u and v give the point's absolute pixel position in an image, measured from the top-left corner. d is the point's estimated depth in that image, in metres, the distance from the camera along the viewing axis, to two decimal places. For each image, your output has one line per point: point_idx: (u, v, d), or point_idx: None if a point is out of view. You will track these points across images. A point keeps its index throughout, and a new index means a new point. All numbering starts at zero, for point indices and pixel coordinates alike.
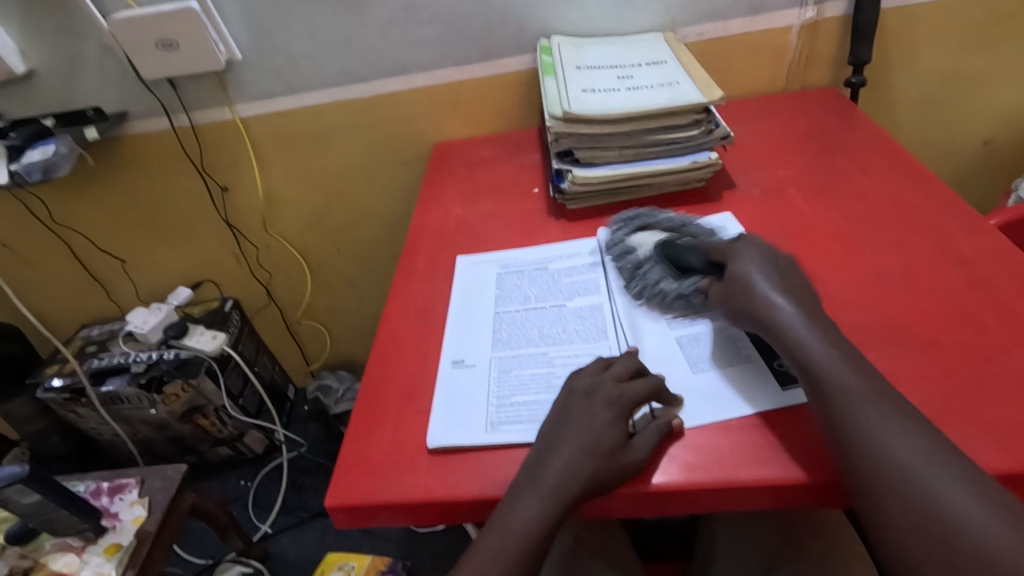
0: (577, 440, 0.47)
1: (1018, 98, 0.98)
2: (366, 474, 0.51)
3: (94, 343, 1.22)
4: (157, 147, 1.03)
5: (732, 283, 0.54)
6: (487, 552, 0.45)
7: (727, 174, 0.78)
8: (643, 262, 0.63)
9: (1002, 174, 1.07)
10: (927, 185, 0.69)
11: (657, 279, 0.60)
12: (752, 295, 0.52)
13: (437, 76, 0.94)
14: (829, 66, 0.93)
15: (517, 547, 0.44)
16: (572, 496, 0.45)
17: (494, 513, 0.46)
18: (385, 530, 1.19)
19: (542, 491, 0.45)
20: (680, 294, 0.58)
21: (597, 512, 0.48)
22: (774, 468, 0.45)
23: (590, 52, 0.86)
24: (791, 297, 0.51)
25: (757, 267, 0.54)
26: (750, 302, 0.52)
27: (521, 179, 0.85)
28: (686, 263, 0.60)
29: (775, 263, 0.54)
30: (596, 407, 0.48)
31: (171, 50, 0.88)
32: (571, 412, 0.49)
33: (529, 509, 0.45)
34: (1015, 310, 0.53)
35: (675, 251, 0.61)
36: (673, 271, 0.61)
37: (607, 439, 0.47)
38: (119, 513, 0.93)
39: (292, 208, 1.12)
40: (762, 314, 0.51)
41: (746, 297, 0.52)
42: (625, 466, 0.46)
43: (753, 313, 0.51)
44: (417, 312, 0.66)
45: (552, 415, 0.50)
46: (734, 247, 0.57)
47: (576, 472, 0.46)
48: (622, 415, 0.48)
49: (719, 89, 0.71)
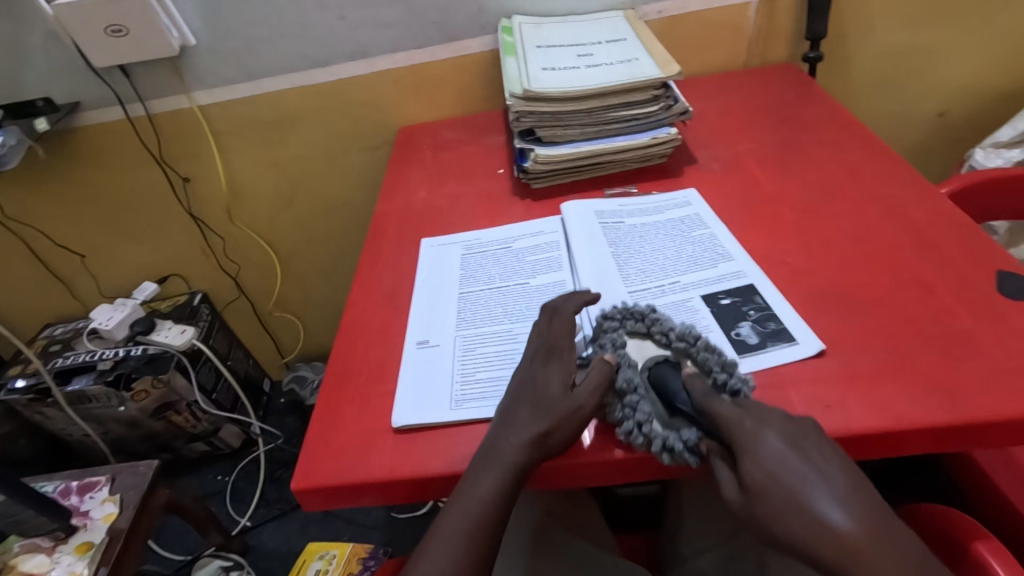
0: (530, 398, 0.48)
1: (970, 70, 1.00)
2: (332, 455, 0.51)
3: (58, 342, 1.19)
4: (113, 138, 1.01)
5: (748, 483, 0.40)
6: (451, 522, 0.45)
7: (689, 149, 0.79)
8: (630, 387, 0.48)
9: (957, 146, 1.10)
10: (881, 156, 0.71)
11: (647, 414, 0.47)
12: (794, 502, 0.38)
13: (399, 59, 0.93)
14: (788, 42, 0.94)
15: (483, 514, 0.45)
16: (532, 453, 0.46)
17: (458, 484, 0.46)
18: (366, 518, 1.20)
19: (504, 455, 0.46)
20: (669, 448, 0.45)
21: (564, 481, 0.49)
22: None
23: (550, 31, 0.85)
24: (842, 495, 0.38)
25: (789, 467, 0.40)
26: (757, 479, 0.40)
27: (487, 161, 0.85)
28: (676, 403, 0.47)
29: (804, 449, 0.40)
30: (546, 369, 0.50)
31: (121, 36, 0.86)
32: (524, 379, 0.50)
33: (492, 473, 0.45)
34: (960, 272, 0.55)
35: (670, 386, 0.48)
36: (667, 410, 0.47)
37: (558, 392, 0.48)
38: (90, 511, 0.92)
39: (257, 197, 1.11)
40: (784, 538, 0.38)
41: (767, 505, 0.39)
42: (581, 420, 0.47)
43: (784, 536, 0.38)
44: (382, 295, 0.66)
45: (510, 385, 0.51)
46: (744, 429, 0.42)
47: (533, 427, 0.46)
48: (572, 370, 0.50)
49: (677, 64, 0.72)
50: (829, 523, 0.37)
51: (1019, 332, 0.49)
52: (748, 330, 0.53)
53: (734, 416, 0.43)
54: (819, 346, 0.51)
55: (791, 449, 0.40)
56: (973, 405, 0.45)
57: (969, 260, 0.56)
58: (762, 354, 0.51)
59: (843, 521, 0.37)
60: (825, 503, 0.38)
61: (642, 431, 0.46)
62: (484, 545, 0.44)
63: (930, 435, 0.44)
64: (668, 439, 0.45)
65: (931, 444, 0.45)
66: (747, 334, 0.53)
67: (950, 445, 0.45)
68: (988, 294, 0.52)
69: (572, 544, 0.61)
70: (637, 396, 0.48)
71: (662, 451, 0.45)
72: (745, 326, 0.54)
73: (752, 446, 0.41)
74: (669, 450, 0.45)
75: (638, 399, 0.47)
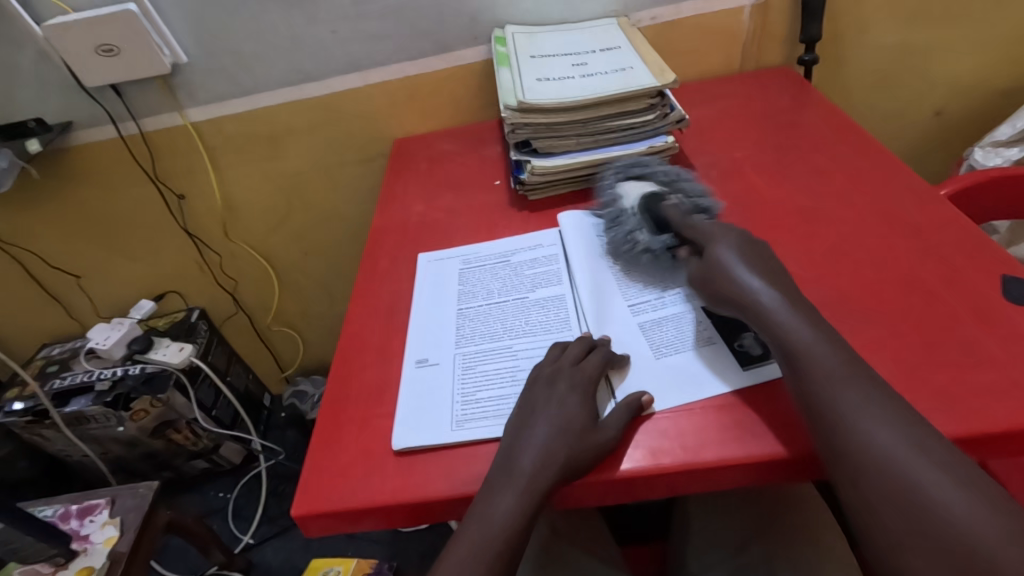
0: (544, 425, 0.48)
1: (967, 68, 1.00)
2: (333, 480, 0.50)
3: (55, 363, 1.18)
4: (106, 157, 1.00)
5: (710, 260, 0.53)
6: (462, 552, 0.44)
7: (686, 157, 0.79)
8: (625, 212, 0.64)
9: (955, 144, 1.10)
10: (879, 159, 0.70)
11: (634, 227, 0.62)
12: (728, 280, 0.51)
13: (393, 72, 0.93)
14: (783, 45, 0.93)
15: (498, 544, 0.44)
16: (548, 482, 0.45)
17: (468, 512, 0.46)
18: (370, 532, 1.19)
19: (517, 483, 0.45)
20: (649, 247, 0.60)
21: (576, 503, 0.48)
22: (738, 446, 0.45)
23: (544, 40, 0.85)
24: (765, 276, 0.51)
25: (738, 255, 0.53)
26: (718, 269, 0.52)
27: (483, 172, 0.84)
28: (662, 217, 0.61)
29: (754, 250, 0.53)
30: (560, 393, 0.49)
31: (112, 55, 0.85)
32: (535, 404, 0.49)
33: (506, 502, 0.44)
34: (963, 277, 0.54)
35: (652, 207, 0.63)
36: (652, 223, 0.62)
37: (574, 420, 0.48)
38: (90, 535, 0.91)
39: (252, 212, 1.10)
40: (731, 295, 0.51)
41: (716, 275, 0.52)
42: (596, 445, 0.46)
43: (719, 291, 0.52)
44: (381, 312, 0.65)
45: (520, 409, 0.50)
46: (707, 231, 0.56)
47: (548, 455, 0.46)
48: (587, 396, 0.49)
49: (672, 72, 0.71)
50: (757, 294, 0.49)
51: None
52: (751, 340, 0.52)
53: (685, 219, 0.59)
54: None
55: (739, 245, 0.53)
56: (980, 416, 0.44)
57: (973, 264, 0.55)
58: (767, 366, 0.50)
59: (790, 315, 0.47)
60: (777, 300, 0.49)
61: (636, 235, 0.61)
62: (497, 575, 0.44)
63: None
64: (648, 242, 0.60)
65: None
66: (750, 345, 0.52)
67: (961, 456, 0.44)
68: (993, 300, 0.52)
69: (578, 563, 0.60)
70: (627, 215, 0.64)
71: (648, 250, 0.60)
72: (748, 336, 0.53)
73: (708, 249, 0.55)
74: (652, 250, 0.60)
75: (629, 216, 0.63)
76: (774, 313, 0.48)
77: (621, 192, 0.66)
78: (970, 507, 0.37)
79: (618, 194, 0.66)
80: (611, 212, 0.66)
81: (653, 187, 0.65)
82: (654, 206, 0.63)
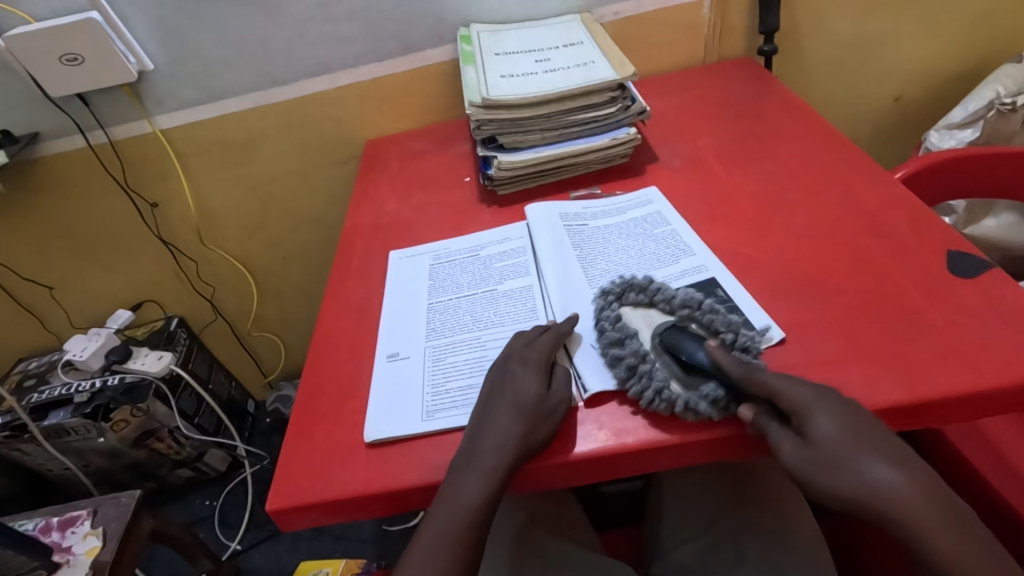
0: (503, 404, 0.49)
1: (922, 54, 1.03)
2: (307, 474, 0.51)
3: (33, 376, 1.17)
4: (75, 167, 1.00)
5: (815, 442, 0.42)
6: (435, 534, 0.45)
7: (651, 148, 0.80)
8: (648, 353, 0.51)
9: (914, 128, 1.13)
10: (835, 144, 0.72)
11: (665, 379, 0.48)
12: (847, 468, 0.41)
13: (361, 73, 0.93)
14: (744, 37, 0.96)
15: (468, 524, 0.45)
16: (510, 458, 0.46)
17: (434, 496, 0.47)
18: (358, 533, 1.19)
19: (479, 463, 0.46)
20: (706, 402, 0.46)
21: (544, 486, 0.50)
22: (698, 423, 0.47)
23: (508, 38, 0.86)
24: (889, 457, 0.41)
25: (848, 439, 0.41)
26: (854, 475, 0.40)
27: (453, 170, 0.86)
28: (693, 362, 0.49)
29: (856, 426, 0.42)
30: (514, 368, 0.51)
31: (77, 64, 0.85)
32: (493, 384, 0.51)
33: (473, 481, 0.45)
34: (913, 253, 0.56)
35: (677, 341, 0.51)
36: (685, 370, 0.49)
37: (530, 395, 0.49)
38: (72, 547, 0.90)
39: (227, 218, 1.10)
40: (850, 496, 0.40)
41: (837, 473, 0.41)
42: (552, 413, 0.48)
43: (842, 497, 0.41)
44: (353, 310, 0.66)
45: (486, 393, 0.51)
46: (797, 392, 0.44)
47: (509, 433, 0.47)
48: (543, 370, 0.51)
49: (632, 65, 0.73)
50: (890, 492, 0.40)
51: (970, 311, 0.50)
52: None
53: (749, 372, 0.45)
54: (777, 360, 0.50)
55: (840, 419, 0.42)
56: (926, 384, 0.46)
57: (922, 241, 0.57)
58: None
59: (898, 478, 0.40)
60: (890, 470, 0.40)
61: (664, 394, 0.47)
62: (467, 555, 0.45)
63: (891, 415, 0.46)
64: (690, 399, 0.47)
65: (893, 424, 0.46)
66: None
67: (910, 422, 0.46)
68: (939, 274, 0.54)
69: (557, 548, 0.61)
70: (651, 364, 0.49)
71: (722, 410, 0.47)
72: None
73: (811, 433, 0.42)
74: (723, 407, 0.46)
75: (653, 366, 0.49)
76: (890, 496, 0.39)
77: (633, 326, 0.53)
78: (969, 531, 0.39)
79: (624, 322, 0.54)
80: (627, 360, 0.50)
81: (671, 320, 0.53)
82: (681, 345, 0.50)
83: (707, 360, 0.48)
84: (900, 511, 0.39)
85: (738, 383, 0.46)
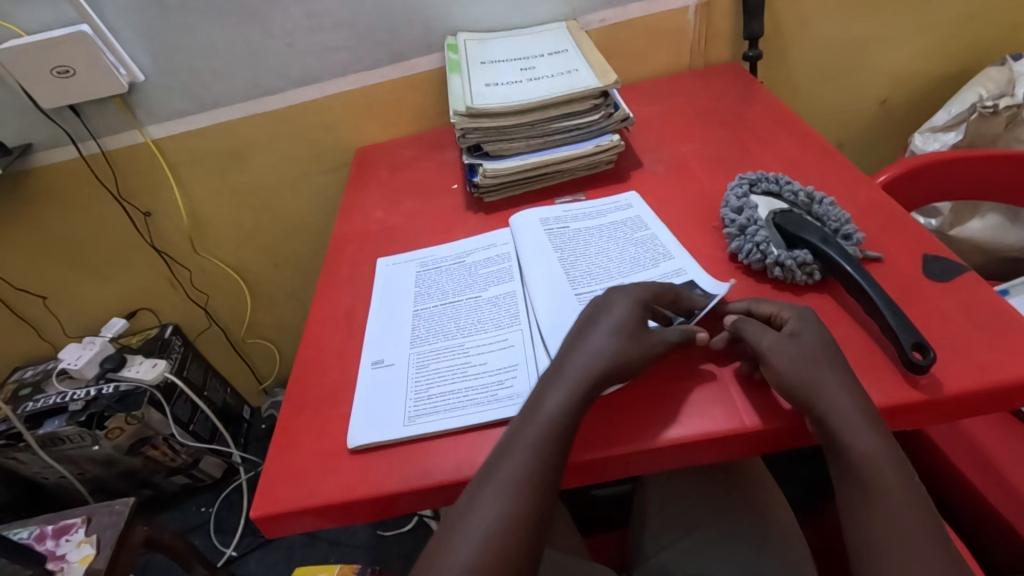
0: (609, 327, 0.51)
1: (907, 57, 1.04)
2: (292, 481, 0.51)
3: (28, 385, 1.18)
4: (69, 177, 1.00)
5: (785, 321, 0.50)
6: (482, 517, 0.44)
7: (635, 154, 0.81)
8: (755, 221, 0.60)
9: (900, 131, 1.14)
10: (816, 148, 0.73)
11: (765, 239, 0.58)
12: (793, 344, 0.48)
13: (349, 82, 0.94)
14: (729, 42, 0.96)
15: (547, 476, 0.45)
16: (602, 380, 0.49)
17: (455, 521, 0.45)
18: (352, 539, 1.20)
19: (506, 483, 0.45)
20: (784, 261, 0.56)
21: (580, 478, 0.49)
22: (698, 422, 0.48)
23: (495, 46, 0.87)
24: (818, 342, 0.48)
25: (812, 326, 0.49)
26: (788, 341, 0.48)
27: (441, 177, 0.86)
28: (796, 233, 0.57)
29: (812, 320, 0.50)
30: (617, 300, 0.53)
31: (68, 77, 0.86)
32: (600, 307, 0.54)
33: (553, 434, 0.46)
34: (891, 256, 0.57)
35: (792, 219, 0.58)
36: (786, 239, 0.58)
37: (627, 321, 0.51)
38: (67, 554, 0.91)
39: (219, 225, 1.10)
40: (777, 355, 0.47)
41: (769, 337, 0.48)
42: (647, 345, 0.50)
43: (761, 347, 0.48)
44: (341, 317, 0.67)
45: (580, 320, 0.54)
46: (856, 270, 0.52)
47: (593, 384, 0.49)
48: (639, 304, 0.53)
49: (615, 73, 0.74)
50: (821, 389, 0.45)
51: (944, 314, 0.51)
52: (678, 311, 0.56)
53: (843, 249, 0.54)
54: (880, 254, 0.57)
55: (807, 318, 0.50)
56: (899, 388, 0.46)
57: (901, 245, 0.58)
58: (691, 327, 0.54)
59: (843, 394, 0.45)
60: (832, 390, 0.45)
61: (759, 246, 0.57)
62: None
63: None
64: (782, 256, 0.56)
65: None
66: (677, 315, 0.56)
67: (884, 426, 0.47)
68: (917, 277, 0.54)
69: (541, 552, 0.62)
70: (758, 226, 0.59)
71: (792, 270, 0.55)
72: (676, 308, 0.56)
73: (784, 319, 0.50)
74: (797, 268, 0.55)
75: (759, 227, 0.59)
76: (817, 380, 0.46)
77: (753, 203, 0.62)
78: (880, 449, 0.43)
79: (747, 200, 0.63)
80: (739, 222, 0.61)
81: (782, 207, 0.61)
82: (789, 220, 0.59)
83: (807, 234, 0.56)
84: (824, 397, 0.45)
85: (821, 246, 0.55)
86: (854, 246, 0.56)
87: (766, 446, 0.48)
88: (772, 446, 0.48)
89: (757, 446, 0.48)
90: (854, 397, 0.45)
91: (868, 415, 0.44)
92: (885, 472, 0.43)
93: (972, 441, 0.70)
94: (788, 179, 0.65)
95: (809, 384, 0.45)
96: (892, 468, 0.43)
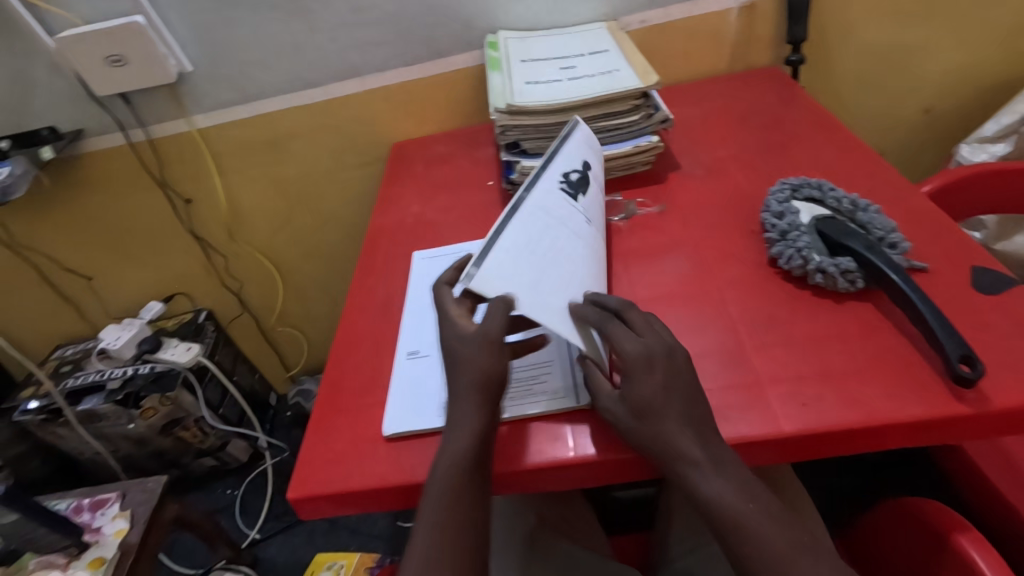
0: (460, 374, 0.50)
1: (955, 65, 1.01)
2: (327, 466, 0.52)
3: (69, 362, 1.22)
4: (116, 162, 1.04)
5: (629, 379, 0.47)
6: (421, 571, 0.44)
7: (672, 156, 0.81)
8: (797, 227, 0.59)
9: (943, 141, 1.11)
10: (860, 155, 0.72)
11: (807, 246, 0.57)
12: (640, 412, 0.46)
13: (389, 77, 0.96)
14: (771, 46, 0.95)
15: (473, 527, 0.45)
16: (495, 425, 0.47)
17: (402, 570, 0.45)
18: (371, 527, 1.21)
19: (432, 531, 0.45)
20: (827, 267, 0.55)
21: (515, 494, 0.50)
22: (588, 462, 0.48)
23: (535, 45, 0.88)
24: (676, 403, 0.46)
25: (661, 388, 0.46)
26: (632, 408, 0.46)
27: (477, 173, 0.87)
28: (839, 240, 0.56)
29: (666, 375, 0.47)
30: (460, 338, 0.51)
31: (121, 65, 0.89)
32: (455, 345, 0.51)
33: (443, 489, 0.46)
34: (937, 266, 0.56)
35: (835, 225, 0.58)
36: (828, 245, 0.57)
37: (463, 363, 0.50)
38: (103, 527, 0.94)
39: (255, 214, 1.13)
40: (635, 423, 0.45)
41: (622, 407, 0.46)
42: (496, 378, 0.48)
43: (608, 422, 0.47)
44: (376, 308, 0.68)
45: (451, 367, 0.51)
46: (903, 279, 0.51)
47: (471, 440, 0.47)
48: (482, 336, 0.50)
49: (656, 74, 0.73)
50: (685, 458, 0.44)
51: (992, 327, 0.50)
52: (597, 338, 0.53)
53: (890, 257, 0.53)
54: (927, 265, 0.56)
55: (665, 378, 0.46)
56: (942, 401, 0.45)
57: (948, 257, 0.57)
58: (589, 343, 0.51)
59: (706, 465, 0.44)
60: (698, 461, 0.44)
61: (801, 252, 0.57)
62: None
63: (908, 429, 0.45)
64: (824, 263, 0.55)
65: (910, 438, 0.46)
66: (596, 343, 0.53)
67: (927, 439, 0.46)
68: (965, 290, 0.53)
69: (567, 549, 0.63)
70: (800, 232, 0.58)
71: (835, 277, 0.55)
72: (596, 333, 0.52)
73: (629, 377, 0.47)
74: (840, 275, 0.55)
75: (801, 233, 0.58)
76: (679, 450, 0.44)
77: (795, 208, 0.61)
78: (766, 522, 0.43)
79: (789, 205, 0.62)
80: (780, 227, 0.60)
81: (826, 214, 0.61)
82: (831, 226, 0.58)
83: (851, 241, 0.55)
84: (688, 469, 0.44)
85: (866, 253, 0.54)
86: (900, 255, 0.55)
87: (801, 454, 0.47)
88: (811, 454, 0.47)
89: (794, 453, 0.47)
90: (725, 469, 0.44)
91: (746, 488, 0.43)
92: (774, 545, 0.42)
93: (1012, 461, 0.68)
94: (831, 185, 0.64)
95: (675, 458, 0.44)
96: (782, 540, 0.42)
